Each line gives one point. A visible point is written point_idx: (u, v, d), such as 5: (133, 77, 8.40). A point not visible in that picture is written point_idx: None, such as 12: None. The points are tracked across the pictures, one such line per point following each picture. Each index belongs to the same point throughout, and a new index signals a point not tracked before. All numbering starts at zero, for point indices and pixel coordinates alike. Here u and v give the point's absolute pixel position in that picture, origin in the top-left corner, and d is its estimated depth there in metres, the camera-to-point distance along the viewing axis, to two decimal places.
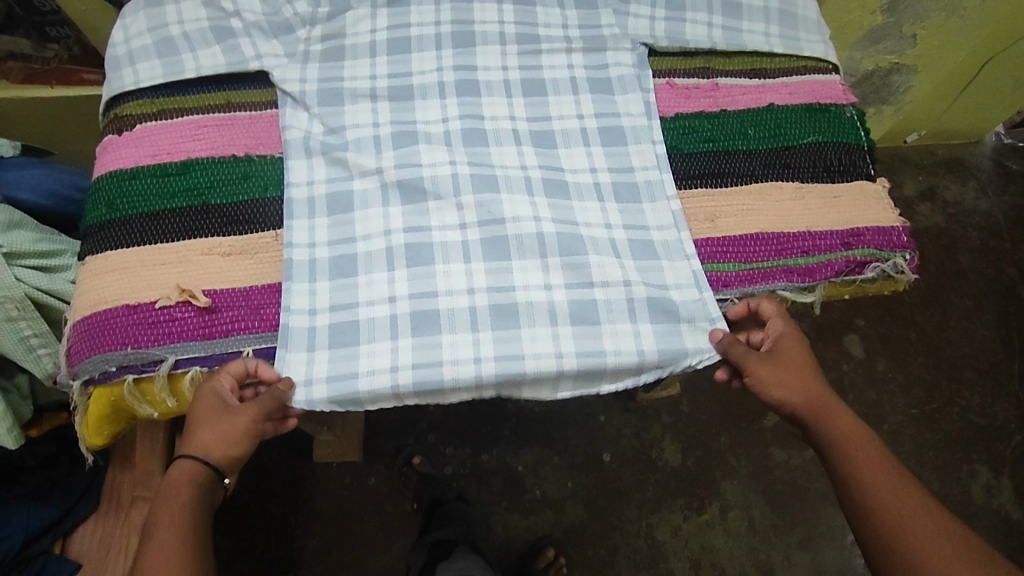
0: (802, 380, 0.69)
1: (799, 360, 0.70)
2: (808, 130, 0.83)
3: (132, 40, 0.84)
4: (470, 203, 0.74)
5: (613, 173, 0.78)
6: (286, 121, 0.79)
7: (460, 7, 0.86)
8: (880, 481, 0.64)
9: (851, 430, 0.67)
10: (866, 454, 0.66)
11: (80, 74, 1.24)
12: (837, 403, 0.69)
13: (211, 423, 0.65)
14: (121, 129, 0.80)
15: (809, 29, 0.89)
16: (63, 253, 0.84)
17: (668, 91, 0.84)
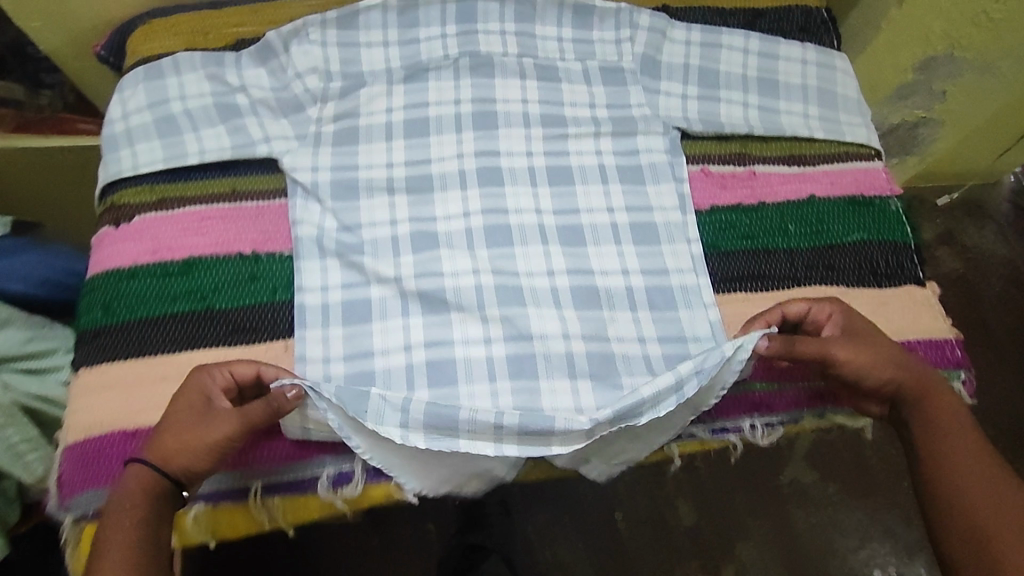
0: (880, 364, 0.64)
1: (871, 345, 0.64)
2: (853, 226, 0.78)
3: (130, 117, 0.78)
4: (496, 313, 0.69)
5: (645, 276, 0.73)
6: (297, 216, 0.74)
7: (480, 85, 0.82)
8: (967, 442, 0.62)
9: (951, 441, 0.62)
10: (950, 429, 0.62)
11: (75, 122, 1.11)
12: (941, 394, 0.64)
13: (185, 429, 0.59)
14: (118, 220, 0.74)
15: (850, 109, 0.84)
16: (55, 351, 0.79)
17: (703, 179, 0.79)
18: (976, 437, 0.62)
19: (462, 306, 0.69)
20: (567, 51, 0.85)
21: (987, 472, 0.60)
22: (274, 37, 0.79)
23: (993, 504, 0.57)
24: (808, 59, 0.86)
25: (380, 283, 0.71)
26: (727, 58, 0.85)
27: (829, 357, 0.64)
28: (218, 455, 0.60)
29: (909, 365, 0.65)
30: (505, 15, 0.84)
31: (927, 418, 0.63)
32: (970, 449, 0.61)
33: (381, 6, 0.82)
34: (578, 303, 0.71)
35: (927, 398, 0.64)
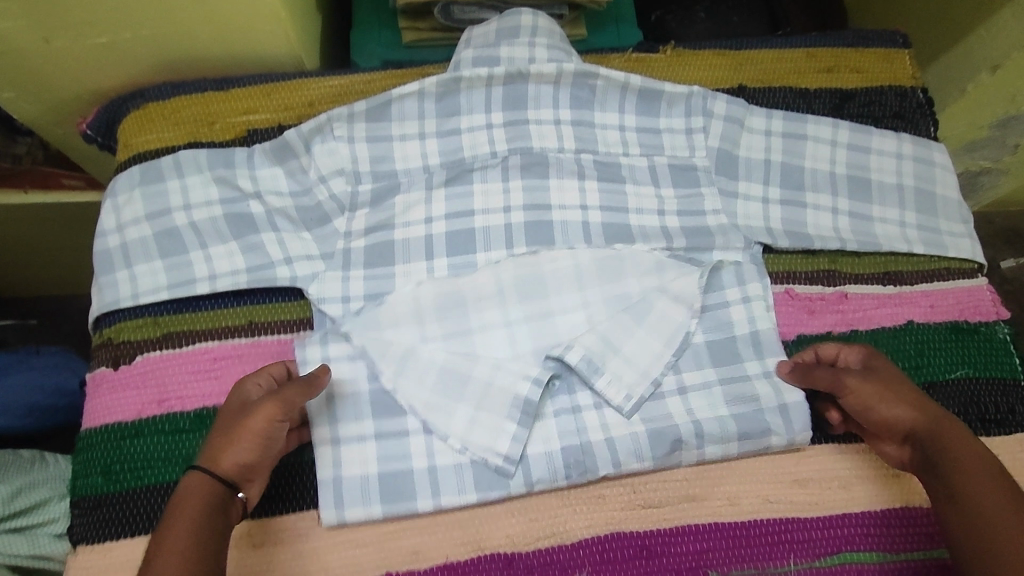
0: (905, 390, 0.58)
1: (894, 379, 0.59)
2: (955, 358, 0.68)
3: (126, 229, 0.67)
4: (559, 480, 0.61)
5: (727, 429, 0.62)
6: (303, 355, 0.62)
7: (533, 187, 0.71)
8: (996, 497, 0.50)
9: (981, 482, 0.51)
10: (986, 471, 0.52)
11: (58, 179, 0.88)
12: (958, 427, 0.55)
13: (224, 427, 0.53)
14: (117, 359, 0.63)
15: (950, 214, 0.74)
16: (49, 501, 0.66)
17: (789, 302, 0.69)
18: (1002, 480, 0.51)
19: (520, 466, 0.61)
20: (631, 143, 0.74)
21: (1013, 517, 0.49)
22: (294, 136, 0.67)
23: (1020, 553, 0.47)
24: (905, 153, 0.75)
25: (425, 431, 0.62)
26: (814, 152, 0.74)
27: (867, 415, 0.58)
28: (265, 444, 0.53)
29: (957, 433, 0.55)
30: (560, 101, 0.73)
31: (954, 474, 0.52)
32: (993, 505, 0.50)
33: (418, 93, 0.70)
34: (647, 461, 0.62)
35: (955, 472, 0.52)
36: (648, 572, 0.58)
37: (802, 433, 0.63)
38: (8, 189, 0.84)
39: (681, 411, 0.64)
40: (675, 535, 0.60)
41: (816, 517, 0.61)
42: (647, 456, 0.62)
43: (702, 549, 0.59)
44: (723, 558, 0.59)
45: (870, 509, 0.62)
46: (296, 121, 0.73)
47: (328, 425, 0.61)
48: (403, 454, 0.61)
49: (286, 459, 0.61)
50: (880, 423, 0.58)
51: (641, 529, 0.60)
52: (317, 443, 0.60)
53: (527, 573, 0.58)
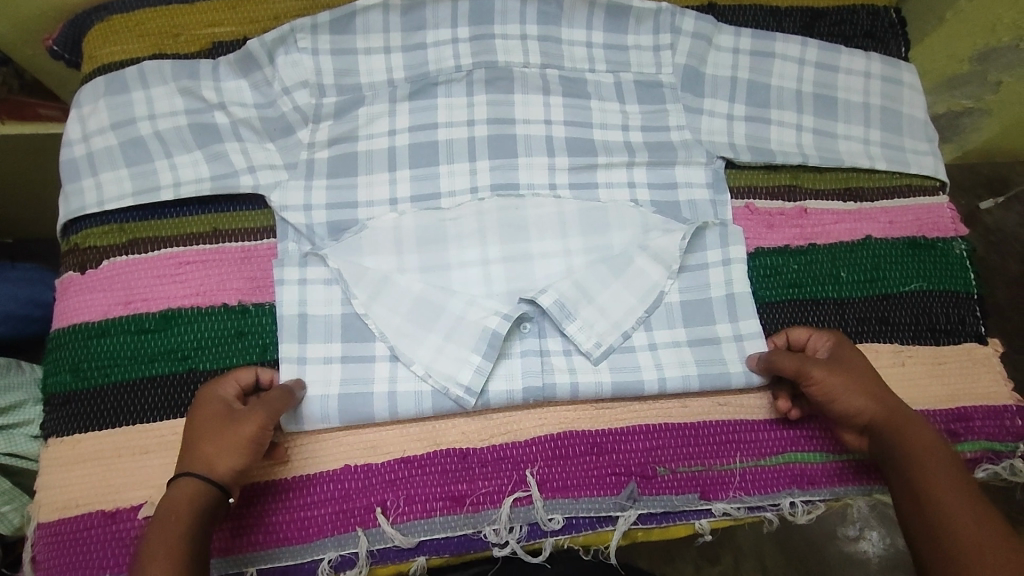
0: (872, 379, 0.58)
1: (865, 370, 0.59)
2: (911, 272, 0.69)
3: (91, 138, 0.67)
4: (518, 398, 0.62)
5: (683, 353, 0.64)
6: (279, 275, 0.63)
7: (497, 102, 0.70)
8: (940, 474, 0.52)
9: (927, 461, 0.53)
10: (930, 451, 0.54)
11: (35, 109, 0.87)
12: (909, 414, 0.57)
13: (211, 430, 0.53)
14: (83, 264, 0.64)
15: (916, 132, 0.74)
16: (24, 403, 0.69)
17: (748, 217, 0.70)
18: (946, 459, 0.53)
19: (481, 397, 0.62)
20: (597, 60, 0.73)
21: (952, 491, 0.50)
22: (257, 46, 0.67)
23: (959, 524, 0.48)
24: (873, 72, 0.75)
25: (390, 357, 0.63)
26: (781, 70, 0.73)
27: (830, 405, 0.58)
28: (253, 449, 0.54)
29: (907, 419, 0.56)
30: (526, 16, 0.71)
31: (903, 458, 0.54)
32: (938, 480, 0.51)
33: (381, 5, 0.69)
34: (606, 390, 0.63)
35: (903, 456, 0.54)
36: (597, 467, 0.62)
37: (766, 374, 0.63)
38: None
39: (641, 342, 0.65)
40: (626, 434, 0.63)
41: (759, 420, 0.64)
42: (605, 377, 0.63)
43: (652, 446, 0.62)
44: (672, 454, 0.62)
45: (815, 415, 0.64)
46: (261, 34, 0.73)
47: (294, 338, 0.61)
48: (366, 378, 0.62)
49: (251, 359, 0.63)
50: (844, 411, 0.58)
51: (594, 429, 0.63)
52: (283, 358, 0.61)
53: (482, 466, 0.61)
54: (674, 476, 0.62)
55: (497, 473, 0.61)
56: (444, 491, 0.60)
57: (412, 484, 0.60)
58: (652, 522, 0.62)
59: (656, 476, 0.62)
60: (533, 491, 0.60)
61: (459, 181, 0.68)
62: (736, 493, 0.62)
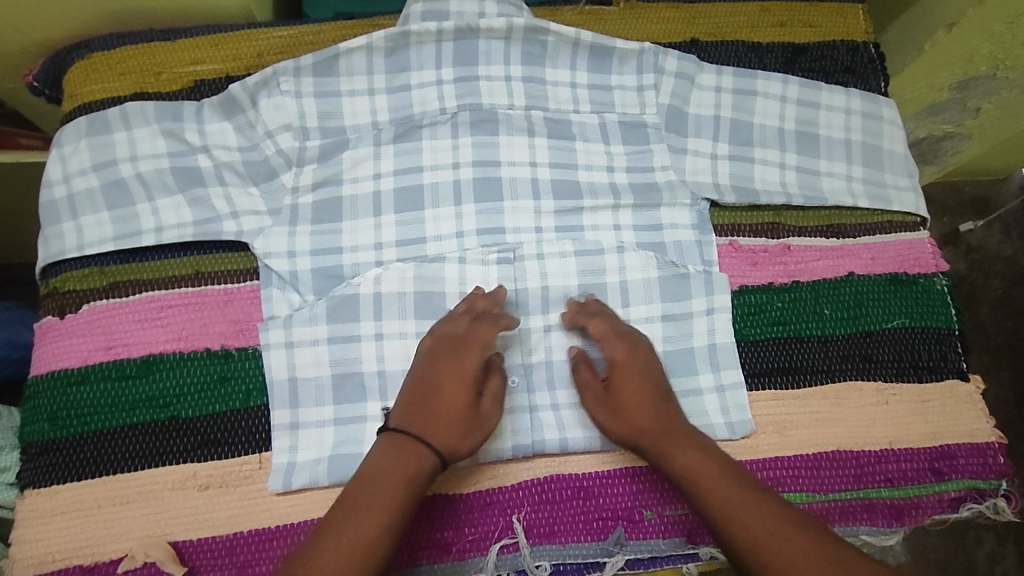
0: (640, 389, 0.60)
1: (631, 376, 0.60)
2: (894, 310, 0.69)
3: (72, 180, 0.66)
4: (506, 452, 0.62)
5: None
6: (264, 339, 0.63)
7: (481, 144, 0.71)
8: (730, 493, 0.54)
9: (716, 483, 0.55)
10: (712, 468, 0.56)
11: (16, 138, 0.85)
12: (680, 434, 0.58)
13: (462, 387, 0.58)
14: (63, 309, 0.64)
15: (896, 168, 0.75)
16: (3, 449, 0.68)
17: (732, 254, 0.70)
18: (728, 473, 0.56)
19: (471, 453, 0.62)
20: (581, 100, 0.73)
21: (721, 477, 0.55)
22: (239, 90, 0.67)
23: (724, 494, 0.54)
24: (853, 108, 0.75)
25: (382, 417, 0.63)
26: (763, 108, 0.74)
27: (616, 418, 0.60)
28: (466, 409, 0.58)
29: (684, 442, 0.58)
30: (510, 57, 0.72)
31: (696, 487, 0.56)
32: (734, 499, 0.54)
33: (366, 47, 0.69)
34: (594, 443, 0.63)
35: (696, 487, 0.55)
36: (584, 512, 0.61)
37: (745, 425, 0.64)
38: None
39: None
40: (613, 477, 0.63)
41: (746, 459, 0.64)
42: (594, 432, 0.63)
43: (638, 489, 0.62)
44: (659, 498, 0.62)
45: (796, 453, 0.64)
46: (245, 72, 0.72)
47: (286, 407, 0.62)
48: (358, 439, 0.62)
49: (232, 405, 0.62)
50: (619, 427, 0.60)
51: (580, 472, 0.63)
52: (275, 424, 0.61)
53: (469, 512, 0.61)
54: (660, 519, 0.62)
55: (484, 519, 0.61)
56: (430, 538, 0.60)
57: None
58: (639, 567, 0.62)
59: (641, 520, 0.62)
60: (520, 538, 0.60)
61: (444, 226, 0.68)
62: None
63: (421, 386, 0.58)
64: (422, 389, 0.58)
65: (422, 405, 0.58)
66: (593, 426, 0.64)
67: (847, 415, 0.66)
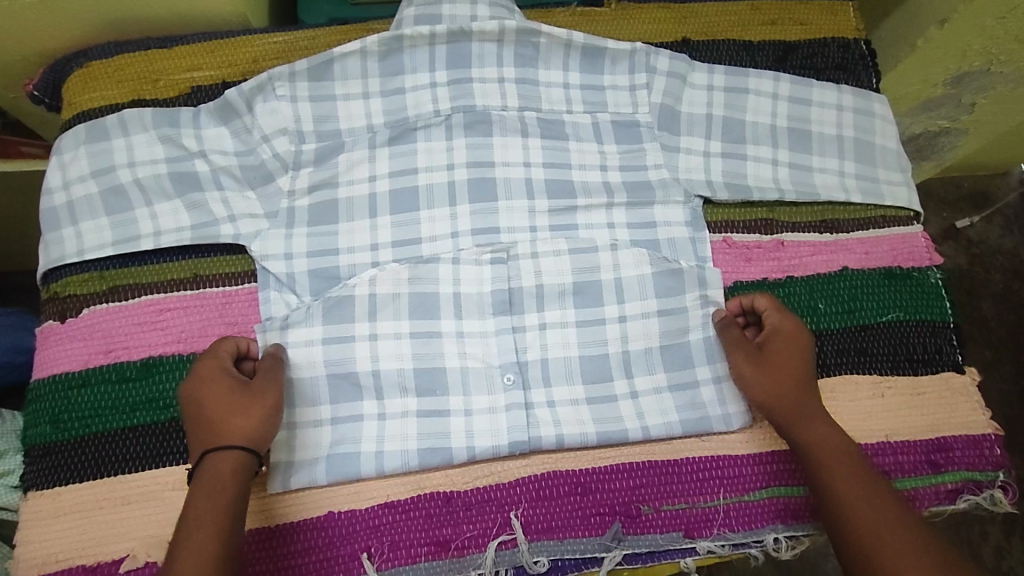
0: (792, 367, 0.61)
1: (772, 368, 0.61)
2: (888, 303, 0.70)
3: (72, 187, 0.67)
4: (502, 449, 0.63)
5: (661, 394, 0.66)
6: (262, 341, 0.63)
7: (476, 145, 0.71)
8: (846, 469, 0.55)
9: (846, 460, 0.56)
10: (843, 446, 0.57)
11: (17, 146, 0.86)
12: (816, 408, 0.59)
13: (241, 409, 0.55)
14: (64, 313, 0.64)
15: (889, 163, 0.75)
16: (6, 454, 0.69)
17: (726, 251, 0.71)
18: (854, 453, 0.57)
19: (467, 452, 0.63)
20: (574, 99, 0.74)
21: (847, 455, 0.56)
22: (235, 95, 0.67)
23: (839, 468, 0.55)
24: (845, 104, 0.76)
25: (379, 416, 0.63)
26: (756, 105, 0.75)
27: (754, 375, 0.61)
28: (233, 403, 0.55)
29: (815, 417, 0.59)
30: (503, 59, 0.72)
31: (819, 459, 0.56)
32: (852, 476, 0.55)
33: (360, 51, 0.70)
34: (591, 440, 0.63)
35: (815, 458, 0.57)
36: (582, 508, 0.62)
37: (740, 419, 0.65)
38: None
39: (622, 391, 0.66)
40: (610, 473, 0.63)
41: (743, 454, 0.64)
42: (589, 429, 0.64)
43: (636, 485, 0.63)
44: (656, 492, 0.63)
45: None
46: (241, 78, 0.73)
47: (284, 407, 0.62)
48: (355, 438, 0.62)
49: None
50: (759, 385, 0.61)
51: (576, 468, 0.63)
52: None
53: (466, 510, 0.61)
54: (658, 514, 0.62)
55: (481, 516, 0.61)
56: (428, 536, 0.60)
57: (380, 528, 0.60)
58: (638, 562, 0.62)
59: (639, 514, 0.62)
60: (518, 534, 0.60)
61: (438, 227, 0.69)
62: (721, 530, 0.62)
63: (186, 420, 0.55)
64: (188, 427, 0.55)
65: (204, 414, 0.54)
66: (589, 424, 0.64)
67: (843, 408, 0.66)
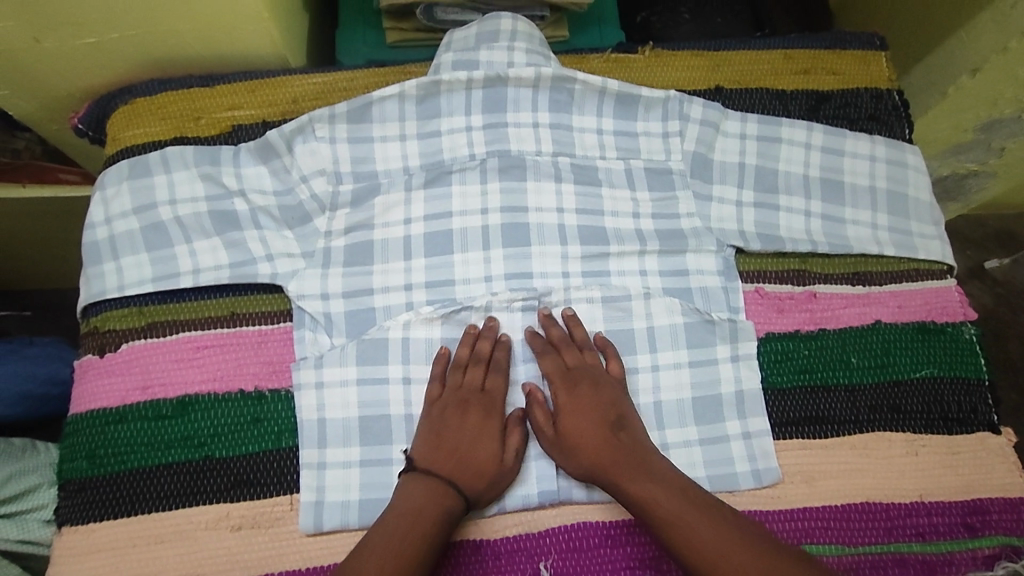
0: (599, 405, 0.63)
1: (579, 413, 0.63)
2: (921, 359, 0.69)
3: (114, 222, 0.69)
4: (533, 498, 0.64)
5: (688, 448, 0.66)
6: (296, 380, 0.64)
7: (510, 189, 0.72)
8: (695, 521, 0.56)
9: (679, 510, 0.57)
10: (679, 497, 0.58)
11: (56, 173, 0.87)
12: (636, 463, 0.60)
13: (490, 441, 0.63)
14: (102, 348, 0.65)
15: (922, 216, 0.75)
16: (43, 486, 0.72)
17: (758, 301, 0.70)
18: (691, 500, 0.58)
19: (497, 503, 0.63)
20: (607, 144, 0.75)
21: (692, 509, 0.57)
22: (276, 137, 0.69)
23: (690, 525, 0.56)
24: (878, 156, 0.76)
25: None
26: (789, 155, 0.75)
27: (578, 441, 0.62)
28: (483, 436, 0.63)
29: (642, 472, 0.60)
30: (538, 104, 0.74)
31: (656, 520, 0.57)
32: (703, 540, 0.55)
33: (398, 95, 0.71)
34: None
35: (655, 519, 0.57)
36: (612, 560, 0.61)
37: (771, 475, 0.64)
38: (7, 182, 0.82)
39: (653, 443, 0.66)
40: (641, 526, 0.62)
41: (772, 509, 0.64)
42: None
43: None
44: None
45: (825, 503, 0.64)
46: (281, 117, 0.75)
47: (316, 448, 0.63)
48: (385, 483, 0.63)
49: (265, 448, 0.63)
50: (580, 456, 0.62)
51: (607, 520, 0.63)
52: (304, 465, 0.62)
53: (496, 559, 0.61)
54: None
55: (510, 566, 0.61)
56: None
57: None
58: None
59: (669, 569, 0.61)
60: None
61: (474, 270, 0.69)
62: None
63: (457, 443, 0.62)
64: (444, 436, 0.62)
65: (442, 444, 0.62)
66: None
67: (876, 466, 0.65)
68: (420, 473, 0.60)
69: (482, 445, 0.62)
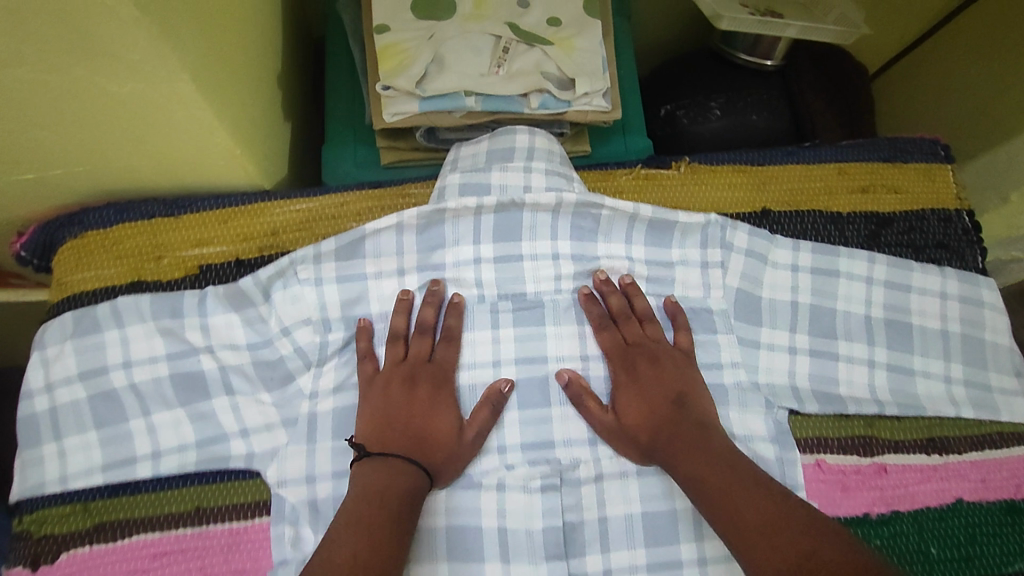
0: (663, 385, 0.58)
1: (635, 396, 0.58)
2: (1014, 548, 0.59)
3: (55, 390, 0.58)
4: None
5: None
6: None
7: (526, 336, 0.62)
8: (748, 501, 0.49)
9: (735, 492, 0.50)
10: (729, 476, 0.51)
11: (6, 278, 0.75)
12: (695, 435, 0.55)
13: (444, 415, 0.57)
14: (37, 558, 0.54)
15: (1001, 364, 0.65)
16: None
17: (820, 478, 0.60)
18: (746, 479, 0.51)
19: None
20: (637, 277, 0.65)
21: (742, 490, 0.50)
22: (250, 285, 0.58)
23: (751, 509, 0.49)
24: (949, 292, 0.66)
25: None
26: (848, 291, 0.65)
27: (636, 406, 0.58)
28: (451, 418, 0.57)
29: (700, 452, 0.54)
30: (558, 231, 0.63)
31: (707, 494, 0.51)
32: (757, 522, 0.48)
33: (395, 226, 0.60)
34: None
35: (704, 494, 0.51)
36: None
37: None
38: None
39: None
40: None
41: None
42: None
43: None
44: None
45: None
46: (257, 254, 0.64)
47: None
48: None
49: None
50: (639, 418, 0.57)
51: None
52: None
53: None
54: None
55: None
56: None
57: None
58: None
59: None
60: None
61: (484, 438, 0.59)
62: None
63: (399, 416, 0.56)
64: (393, 414, 0.56)
65: (392, 425, 0.55)
66: None
67: None
68: (374, 454, 0.54)
69: (435, 420, 0.56)
